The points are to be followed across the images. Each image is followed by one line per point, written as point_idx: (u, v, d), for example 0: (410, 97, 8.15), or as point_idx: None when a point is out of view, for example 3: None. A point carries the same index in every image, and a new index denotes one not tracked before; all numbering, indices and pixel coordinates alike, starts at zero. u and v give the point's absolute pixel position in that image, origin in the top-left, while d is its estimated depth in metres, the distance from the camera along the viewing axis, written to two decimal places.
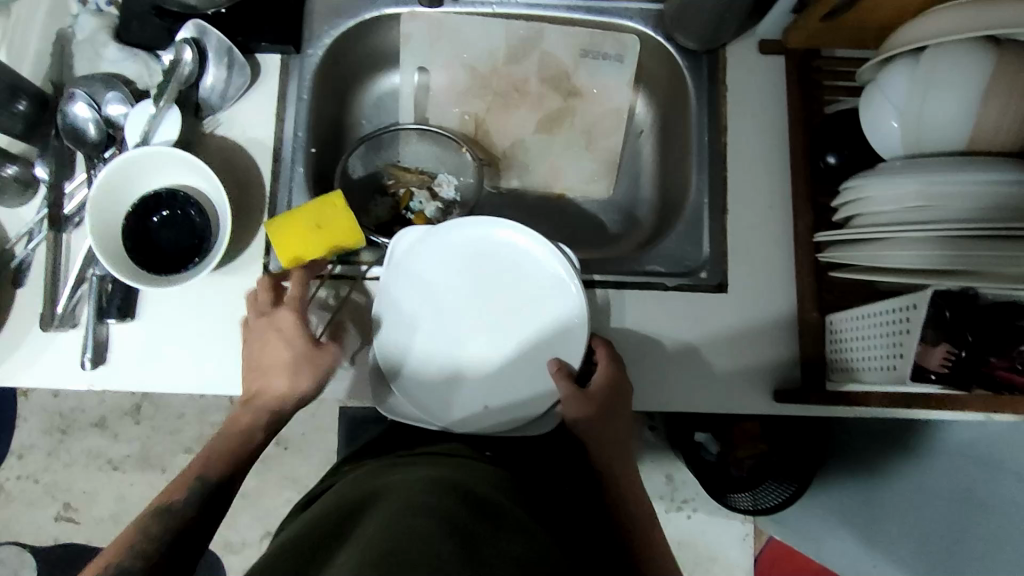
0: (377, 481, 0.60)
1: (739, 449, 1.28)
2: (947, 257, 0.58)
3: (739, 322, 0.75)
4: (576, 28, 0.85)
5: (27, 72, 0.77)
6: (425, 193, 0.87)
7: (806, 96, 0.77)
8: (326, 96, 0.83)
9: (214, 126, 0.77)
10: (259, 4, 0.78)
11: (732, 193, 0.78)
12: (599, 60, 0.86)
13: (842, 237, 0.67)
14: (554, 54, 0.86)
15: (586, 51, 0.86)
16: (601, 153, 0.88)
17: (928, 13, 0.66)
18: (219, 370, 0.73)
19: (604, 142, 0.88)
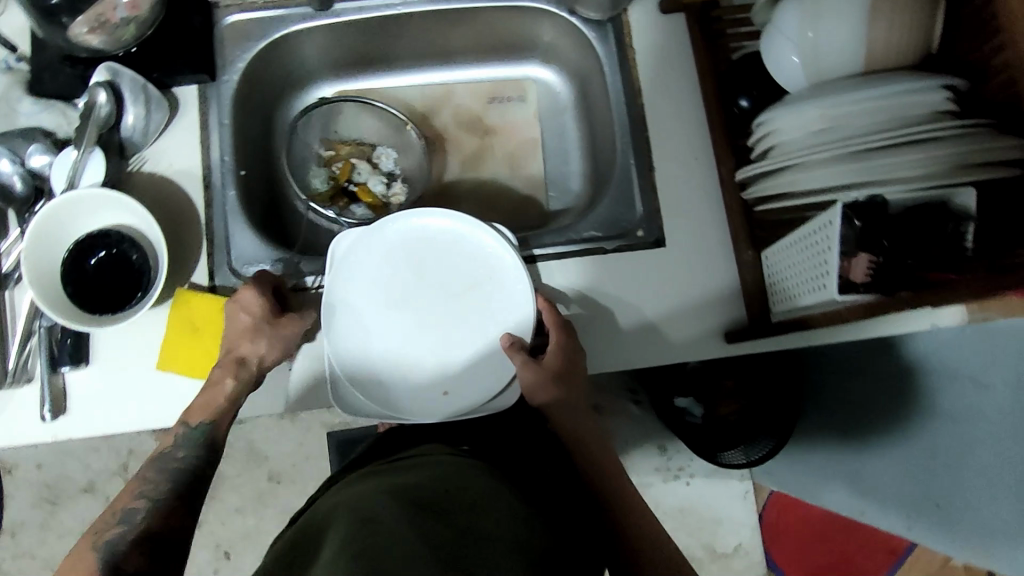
0: (343, 493, 0.60)
1: (721, 407, 1.31)
2: (855, 170, 0.60)
3: (681, 271, 0.77)
4: (480, 83, 0.95)
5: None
6: (366, 165, 0.91)
7: (710, 45, 0.79)
8: (248, 119, 0.84)
9: (140, 164, 0.78)
10: (166, 38, 0.78)
11: (656, 150, 0.80)
12: (506, 104, 0.94)
13: (761, 170, 0.68)
14: (464, 105, 0.95)
15: (492, 98, 0.95)
16: (526, 147, 0.94)
17: None
18: (179, 399, 0.73)
19: (525, 134, 0.94)
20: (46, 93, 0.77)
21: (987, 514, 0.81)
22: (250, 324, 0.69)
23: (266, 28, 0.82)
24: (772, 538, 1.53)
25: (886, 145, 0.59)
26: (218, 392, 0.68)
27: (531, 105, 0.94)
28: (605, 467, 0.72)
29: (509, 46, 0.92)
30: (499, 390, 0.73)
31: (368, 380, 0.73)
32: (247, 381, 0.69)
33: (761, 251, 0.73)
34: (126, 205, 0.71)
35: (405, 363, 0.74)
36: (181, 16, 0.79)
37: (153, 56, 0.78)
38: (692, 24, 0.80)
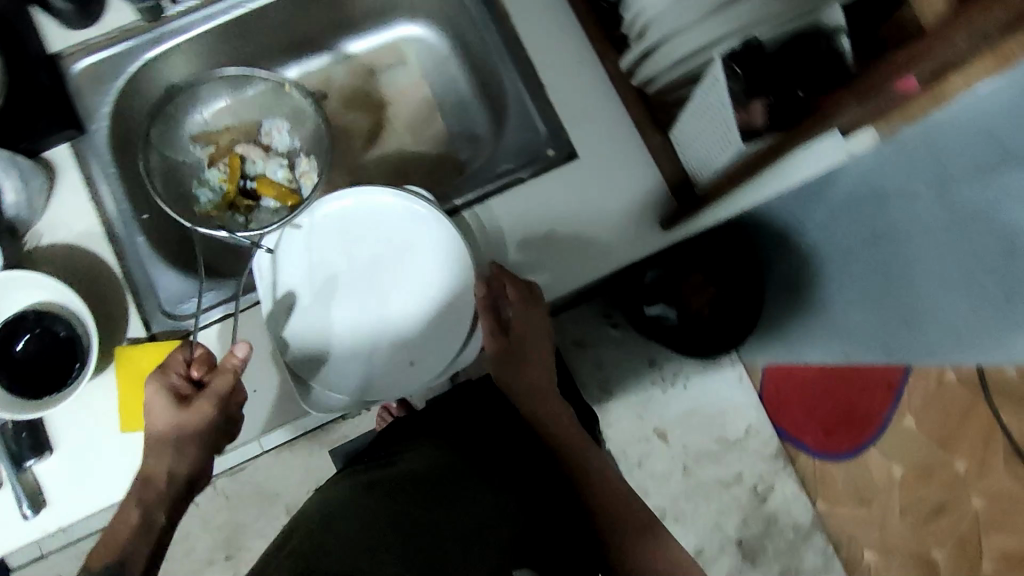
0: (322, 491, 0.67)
1: (694, 302, 1.34)
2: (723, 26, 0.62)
3: (604, 178, 0.76)
4: (354, 55, 0.92)
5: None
6: (259, 153, 0.88)
7: None
8: (133, 163, 0.82)
9: (36, 240, 0.75)
10: (19, 103, 0.75)
11: (545, 68, 0.79)
12: (387, 71, 0.92)
13: (646, 52, 0.69)
14: (345, 84, 0.92)
15: (371, 67, 0.92)
16: (421, 105, 0.92)
17: None
18: None
19: (413, 92, 0.92)
20: None
21: (930, 326, 0.86)
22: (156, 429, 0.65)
23: (121, 65, 0.80)
24: (776, 409, 1.59)
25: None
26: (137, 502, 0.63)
27: (413, 66, 0.92)
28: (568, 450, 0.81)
29: (372, 12, 0.89)
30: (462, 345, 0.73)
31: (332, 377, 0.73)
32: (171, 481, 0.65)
33: (669, 132, 0.75)
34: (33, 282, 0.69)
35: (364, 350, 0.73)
36: (27, 80, 0.75)
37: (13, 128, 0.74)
38: None
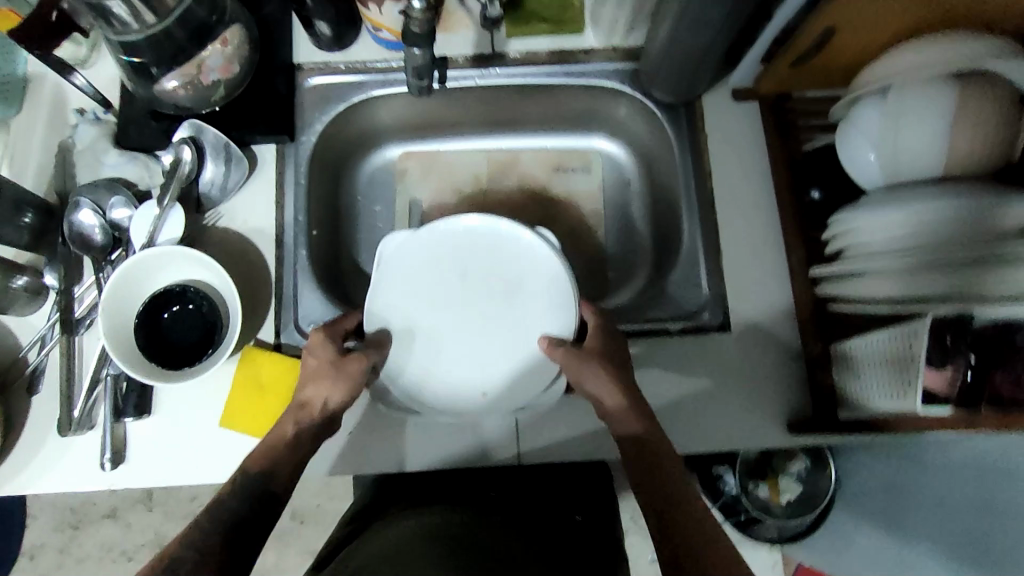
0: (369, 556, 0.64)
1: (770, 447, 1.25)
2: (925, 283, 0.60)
3: (738, 368, 0.77)
4: (549, 149, 0.96)
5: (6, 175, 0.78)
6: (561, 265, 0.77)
7: (784, 137, 0.79)
8: (322, 180, 0.86)
9: (216, 219, 0.78)
10: (248, 99, 0.80)
11: (725, 236, 0.81)
12: (569, 173, 0.95)
13: (820, 272, 0.72)
14: (531, 172, 0.95)
15: (558, 167, 0.95)
16: (589, 236, 0.93)
17: (897, 50, 0.69)
18: (211, 459, 0.72)
19: (581, 206, 0.94)
20: (130, 146, 0.78)
21: None
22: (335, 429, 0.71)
23: (347, 93, 0.84)
24: None
25: (991, 259, 0.56)
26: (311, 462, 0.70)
27: (595, 176, 0.95)
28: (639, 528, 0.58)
29: (577, 118, 0.93)
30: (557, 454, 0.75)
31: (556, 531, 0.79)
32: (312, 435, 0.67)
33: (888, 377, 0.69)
34: (188, 258, 0.72)
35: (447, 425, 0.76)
36: (267, 80, 0.81)
37: (237, 113, 0.79)
38: (767, 113, 0.81)
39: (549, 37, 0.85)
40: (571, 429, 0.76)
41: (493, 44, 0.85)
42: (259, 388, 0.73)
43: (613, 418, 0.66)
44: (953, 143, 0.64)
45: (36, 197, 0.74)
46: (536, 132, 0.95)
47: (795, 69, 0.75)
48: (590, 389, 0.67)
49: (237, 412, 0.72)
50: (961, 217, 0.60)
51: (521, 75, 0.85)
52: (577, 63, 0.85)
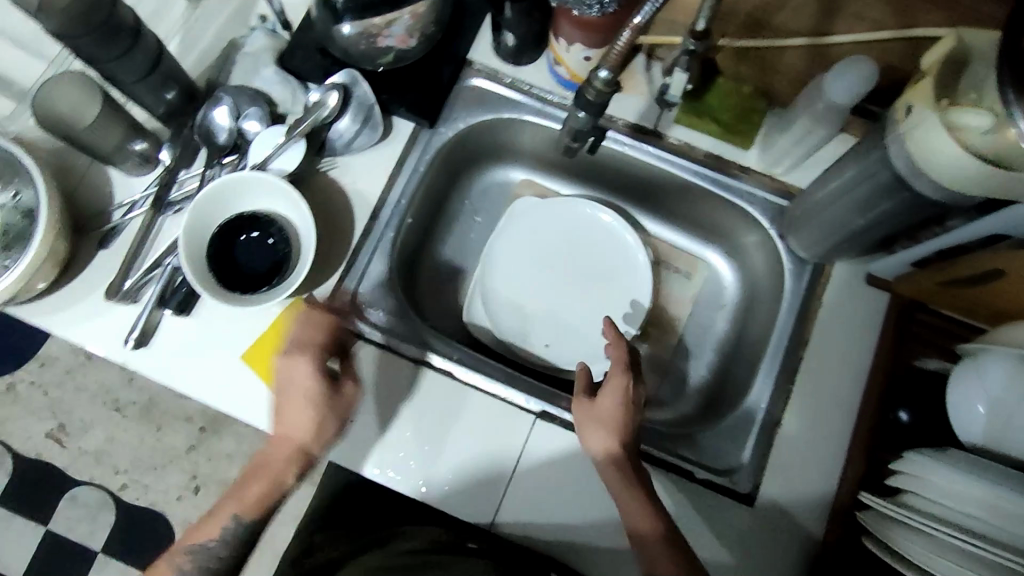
0: None
1: None
2: None
3: (743, 549, 0.71)
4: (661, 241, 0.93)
5: (173, 48, 0.82)
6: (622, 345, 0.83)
7: (899, 344, 0.73)
8: (440, 173, 0.86)
9: (329, 167, 0.79)
10: (410, 72, 0.81)
11: (793, 410, 0.75)
12: (669, 271, 0.91)
13: (868, 500, 0.64)
14: None
15: (659, 260, 0.91)
16: (660, 340, 0.89)
17: None
18: (217, 382, 0.74)
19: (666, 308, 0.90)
20: (288, 69, 0.80)
21: None
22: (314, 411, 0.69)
23: (500, 106, 0.83)
24: None
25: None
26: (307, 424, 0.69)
27: (693, 285, 0.91)
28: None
29: (701, 225, 0.90)
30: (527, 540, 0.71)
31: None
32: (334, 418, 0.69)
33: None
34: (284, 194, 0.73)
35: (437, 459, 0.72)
36: (434, 64, 0.81)
37: (394, 81, 0.80)
38: (893, 313, 0.75)
39: (713, 140, 0.82)
40: (549, 519, 0.71)
41: (656, 123, 0.82)
42: None
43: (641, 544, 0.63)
44: None
45: (187, 79, 0.77)
46: (657, 219, 0.92)
47: (944, 288, 0.69)
48: (625, 521, 0.65)
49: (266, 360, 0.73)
50: None
51: (667, 162, 0.83)
52: (727, 176, 0.81)
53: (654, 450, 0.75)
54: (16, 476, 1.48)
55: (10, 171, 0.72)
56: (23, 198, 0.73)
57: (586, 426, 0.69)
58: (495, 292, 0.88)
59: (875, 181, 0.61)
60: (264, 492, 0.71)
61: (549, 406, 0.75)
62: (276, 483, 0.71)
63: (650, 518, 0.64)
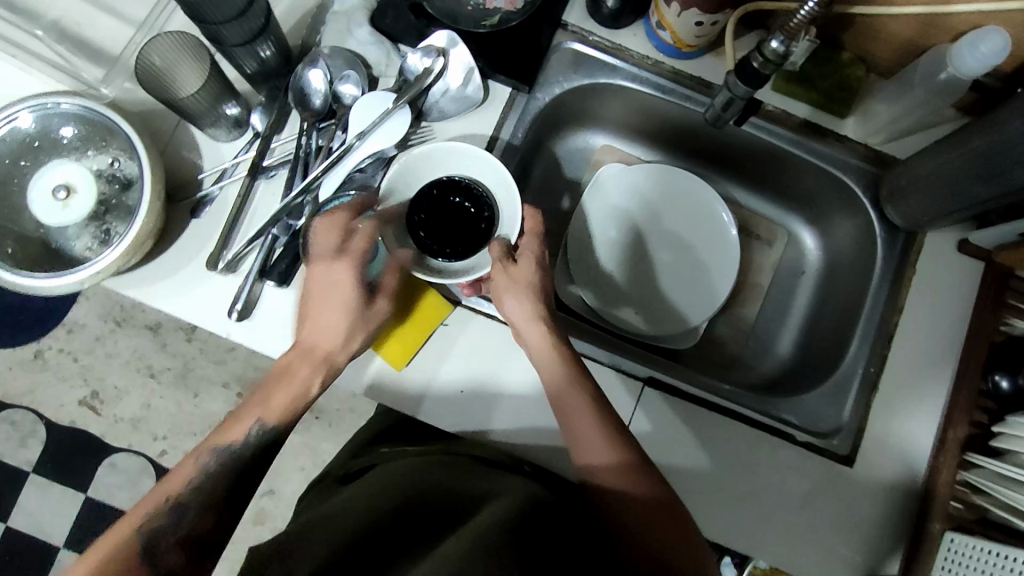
0: (394, 481, 0.68)
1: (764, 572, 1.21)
2: None
3: (840, 507, 0.75)
4: (741, 207, 0.94)
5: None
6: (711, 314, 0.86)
7: (994, 312, 0.76)
8: (532, 138, 0.84)
9: (427, 134, 0.78)
10: (507, 34, 0.78)
11: (890, 376, 0.77)
12: (751, 239, 0.93)
13: (975, 459, 0.70)
14: None
15: (743, 228, 0.93)
16: (743, 305, 0.90)
17: None
18: None
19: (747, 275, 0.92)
20: (382, 29, 0.77)
21: None
22: (345, 325, 0.66)
23: (595, 70, 0.81)
24: None
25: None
26: (300, 391, 0.66)
27: (773, 252, 0.92)
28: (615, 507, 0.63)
29: (784, 192, 0.90)
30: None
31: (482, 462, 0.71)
32: (324, 373, 0.66)
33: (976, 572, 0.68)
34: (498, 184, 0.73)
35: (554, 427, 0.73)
36: (532, 27, 0.79)
37: (495, 44, 0.78)
38: (989, 281, 0.77)
39: (810, 108, 0.81)
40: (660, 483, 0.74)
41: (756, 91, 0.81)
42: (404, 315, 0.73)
43: (595, 470, 0.65)
44: None
45: (282, 38, 0.74)
46: (741, 185, 0.93)
47: None
48: (585, 454, 0.65)
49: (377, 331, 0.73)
50: None
51: (764, 131, 0.82)
52: (824, 144, 0.81)
53: (756, 414, 0.78)
54: (49, 446, 1.40)
55: (109, 139, 0.70)
56: (122, 167, 0.70)
57: (563, 395, 0.67)
58: (585, 258, 0.87)
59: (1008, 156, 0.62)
60: (290, 399, 0.65)
61: (655, 372, 0.77)
62: (298, 390, 0.66)
63: (607, 448, 0.65)
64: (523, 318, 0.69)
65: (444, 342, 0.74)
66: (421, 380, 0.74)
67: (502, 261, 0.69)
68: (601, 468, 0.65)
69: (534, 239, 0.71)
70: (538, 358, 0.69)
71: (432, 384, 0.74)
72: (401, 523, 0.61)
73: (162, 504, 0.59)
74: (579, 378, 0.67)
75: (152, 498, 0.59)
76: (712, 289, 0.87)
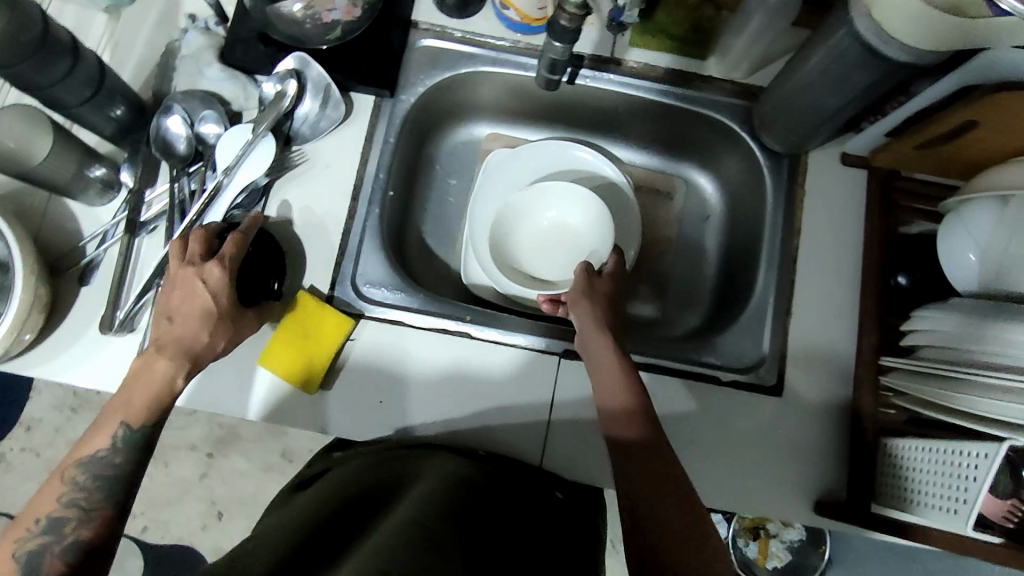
0: (340, 486, 0.65)
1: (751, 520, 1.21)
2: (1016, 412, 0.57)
3: (779, 437, 0.75)
4: (637, 166, 0.94)
5: (106, 60, 0.78)
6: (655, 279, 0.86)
7: (886, 215, 0.77)
8: (410, 140, 0.84)
9: (300, 157, 0.78)
10: (358, 44, 0.79)
11: (799, 299, 0.78)
12: (652, 194, 0.93)
13: (891, 362, 0.70)
14: None
15: (642, 186, 0.94)
16: (656, 261, 0.91)
17: (1016, 160, 0.66)
18: (240, 391, 0.72)
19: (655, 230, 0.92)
20: (232, 64, 0.77)
21: None
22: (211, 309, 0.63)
23: (455, 61, 0.82)
24: None
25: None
26: (151, 376, 0.61)
27: (676, 204, 0.93)
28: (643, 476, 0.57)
29: (672, 142, 0.91)
30: (581, 479, 0.73)
31: (423, 446, 0.70)
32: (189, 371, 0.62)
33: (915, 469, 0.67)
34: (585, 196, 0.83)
35: (481, 417, 0.73)
36: (382, 32, 0.80)
37: (348, 57, 0.78)
38: (875, 187, 0.78)
39: (671, 56, 0.83)
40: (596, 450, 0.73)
41: (613, 49, 0.82)
42: (308, 337, 0.72)
43: (614, 417, 0.62)
44: None
45: (132, 91, 0.74)
46: (631, 144, 0.93)
47: (919, 151, 0.72)
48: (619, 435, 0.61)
49: (289, 363, 0.72)
50: None
51: (633, 86, 0.83)
52: (691, 89, 0.83)
53: (680, 363, 0.78)
54: None
55: None
56: None
57: (599, 370, 0.65)
58: None
59: (844, 57, 0.62)
60: (146, 391, 0.60)
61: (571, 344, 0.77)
62: (158, 382, 0.61)
63: (631, 411, 0.61)
64: (583, 322, 0.67)
65: (353, 356, 0.74)
66: (338, 397, 0.73)
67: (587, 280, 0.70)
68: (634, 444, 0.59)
69: (619, 261, 0.74)
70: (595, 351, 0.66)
71: (351, 399, 0.73)
72: (332, 527, 0.58)
73: (37, 523, 0.55)
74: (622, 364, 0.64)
75: (48, 489, 0.57)
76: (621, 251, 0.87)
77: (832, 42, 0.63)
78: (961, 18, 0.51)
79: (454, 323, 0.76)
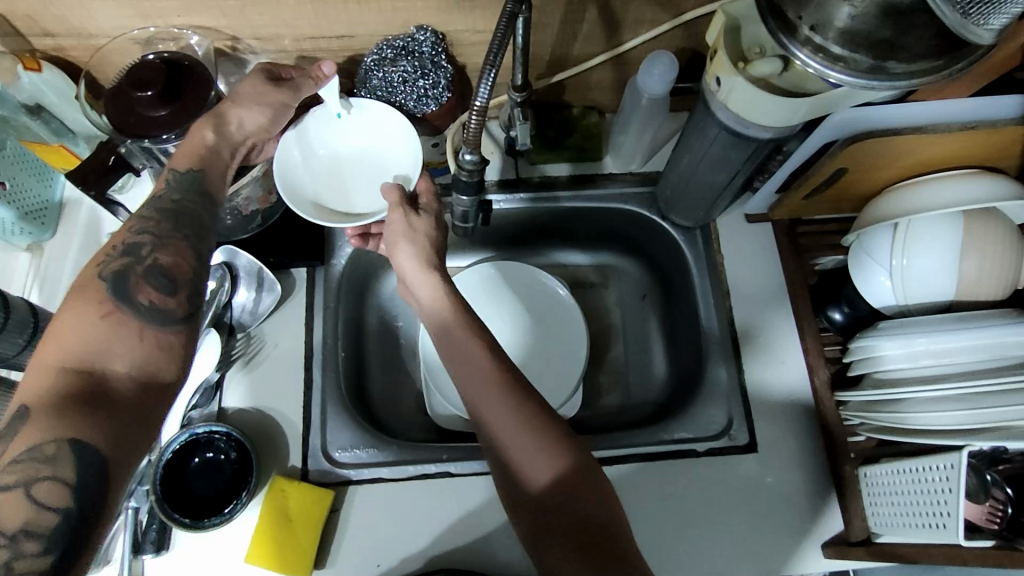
0: None
1: None
2: (972, 417, 0.62)
3: (766, 491, 0.77)
4: (567, 264, 0.99)
5: (35, 300, 0.79)
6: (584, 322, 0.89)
7: (800, 260, 0.83)
8: (350, 296, 0.87)
9: (248, 341, 0.80)
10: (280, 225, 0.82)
11: (745, 354, 0.82)
12: (587, 287, 0.98)
13: (842, 397, 0.75)
14: None
15: (576, 281, 0.99)
16: (608, 348, 0.95)
17: (891, 192, 0.74)
18: None
19: (599, 320, 0.97)
20: None
21: None
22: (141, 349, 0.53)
23: None
24: None
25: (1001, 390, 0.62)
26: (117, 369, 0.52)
27: (611, 291, 0.98)
28: (566, 512, 0.54)
29: (591, 238, 0.97)
30: None
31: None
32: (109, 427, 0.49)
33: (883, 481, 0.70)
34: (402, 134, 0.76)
35: (479, 552, 0.73)
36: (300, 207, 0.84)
37: (270, 241, 0.81)
38: (781, 236, 0.85)
39: (571, 164, 0.90)
40: None
41: (517, 170, 0.89)
42: (291, 520, 0.71)
43: (531, 467, 0.56)
44: (963, 271, 0.67)
45: None
46: (555, 247, 0.98)
47: (807, 200, 0.79)
48: (525, 463, 0.56)
49: (274, 552, 0.70)
50: (1004, 346, 0.63)
51: (545, 198, 0.89)
52: (596, 187, 0.88)
53: (657, 444, 0.79)
54: None
55: None
56: None
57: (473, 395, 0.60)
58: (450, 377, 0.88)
59: (716, 142, 0.70)
60: (135, 421, 0.51)
61: None
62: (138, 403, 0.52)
63: (537, 442, 0.56)
64: (419, 276, 0.69)
65: (342, 528, 0.73)
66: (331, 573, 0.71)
67: (402, 219, 0.70)
68: (546, 478, 0.55)
69: (428, 187, 0.74)
70: (461, 371, 0.62)
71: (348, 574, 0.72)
72: None
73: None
74: (501, 383, 0.59)
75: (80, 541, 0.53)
76: (575, 346, 0.89)
77: (701, 132, 0.71)
78: (800, 100, 0.58)
79: (434, 467, 0.76)
